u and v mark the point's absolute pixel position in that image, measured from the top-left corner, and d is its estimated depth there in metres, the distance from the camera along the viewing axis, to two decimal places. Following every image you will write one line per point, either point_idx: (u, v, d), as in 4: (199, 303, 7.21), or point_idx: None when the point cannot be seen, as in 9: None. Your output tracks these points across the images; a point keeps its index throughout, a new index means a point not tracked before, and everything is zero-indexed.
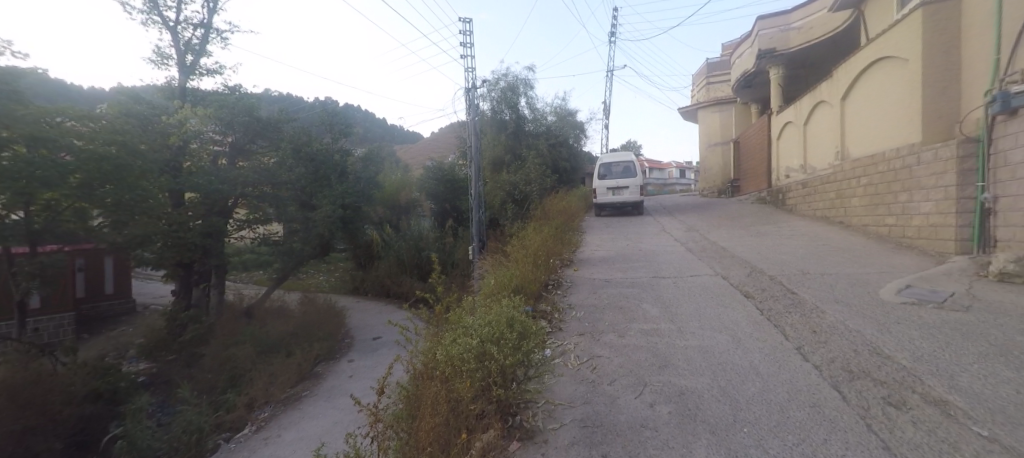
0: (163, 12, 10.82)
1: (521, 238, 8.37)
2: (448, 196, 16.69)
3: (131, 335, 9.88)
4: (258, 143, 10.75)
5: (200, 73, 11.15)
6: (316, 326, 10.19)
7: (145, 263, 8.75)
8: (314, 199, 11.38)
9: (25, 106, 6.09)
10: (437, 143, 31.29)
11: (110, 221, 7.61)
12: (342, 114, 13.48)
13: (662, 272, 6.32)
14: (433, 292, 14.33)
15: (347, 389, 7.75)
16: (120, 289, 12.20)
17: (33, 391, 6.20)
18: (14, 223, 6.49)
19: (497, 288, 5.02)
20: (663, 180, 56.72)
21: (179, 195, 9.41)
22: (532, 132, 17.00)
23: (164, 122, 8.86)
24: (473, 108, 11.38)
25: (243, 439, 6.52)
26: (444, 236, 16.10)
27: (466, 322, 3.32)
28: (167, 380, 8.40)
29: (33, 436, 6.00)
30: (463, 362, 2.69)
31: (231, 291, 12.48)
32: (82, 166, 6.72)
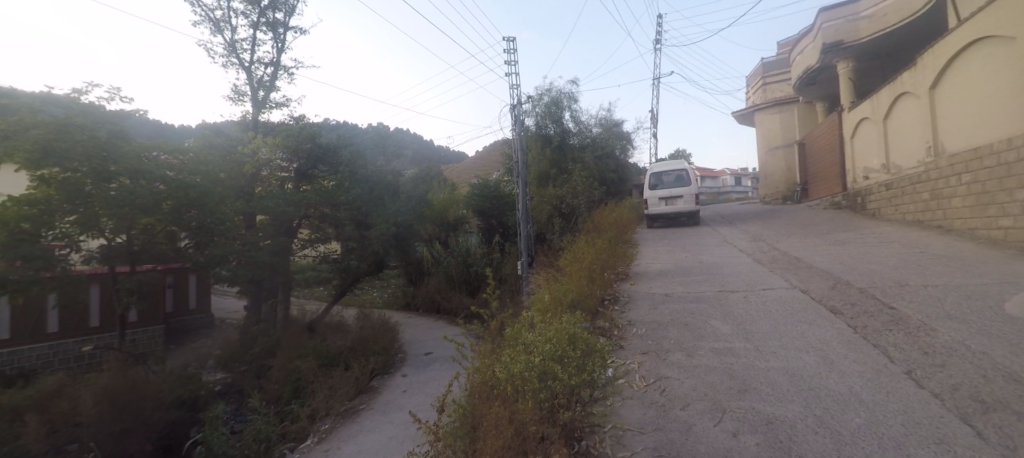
0: (240, 54, 11.84)
1: (571, 253, 8.22)
2: (494, 211, 17.11)
3: (208, 347, 10.64)
4: (319, 168, 11.14)
5: (270, 107, 12.04)
6: (372, 340, 10.42)
7: (222, 281, 8.98)
8: (370, 218, 11.50)
9: (126, 142, 7.22)
10: (481, 162, 31.76)
11: (194, 242, 8.35)
12: (394, 137, 14.00)
13: (729, 286, 5.92)
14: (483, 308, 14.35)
15: (403, 403, 7.80)
16: (202, 305, 13.22)
17: (129, 397, 6.79)
18: (118, 245, 7.57)
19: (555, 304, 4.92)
20: (717, 190, 54.19)
21: (252, 219, 10.14)
22: (577, 145, 16.81)
23: (239, 153, 9.75)
24: (519, 123, 11.39)
25: (306, 449, 6.66)
26: (491, 252, 16.21)
27: (526, 338, 3.25)
28: (240, 390, 9.02)
29: (129, 437, 6.65)
30: (525, 381, 2.61)
31: (294, 307, 13.17)
32: (172, 194, 7.53)
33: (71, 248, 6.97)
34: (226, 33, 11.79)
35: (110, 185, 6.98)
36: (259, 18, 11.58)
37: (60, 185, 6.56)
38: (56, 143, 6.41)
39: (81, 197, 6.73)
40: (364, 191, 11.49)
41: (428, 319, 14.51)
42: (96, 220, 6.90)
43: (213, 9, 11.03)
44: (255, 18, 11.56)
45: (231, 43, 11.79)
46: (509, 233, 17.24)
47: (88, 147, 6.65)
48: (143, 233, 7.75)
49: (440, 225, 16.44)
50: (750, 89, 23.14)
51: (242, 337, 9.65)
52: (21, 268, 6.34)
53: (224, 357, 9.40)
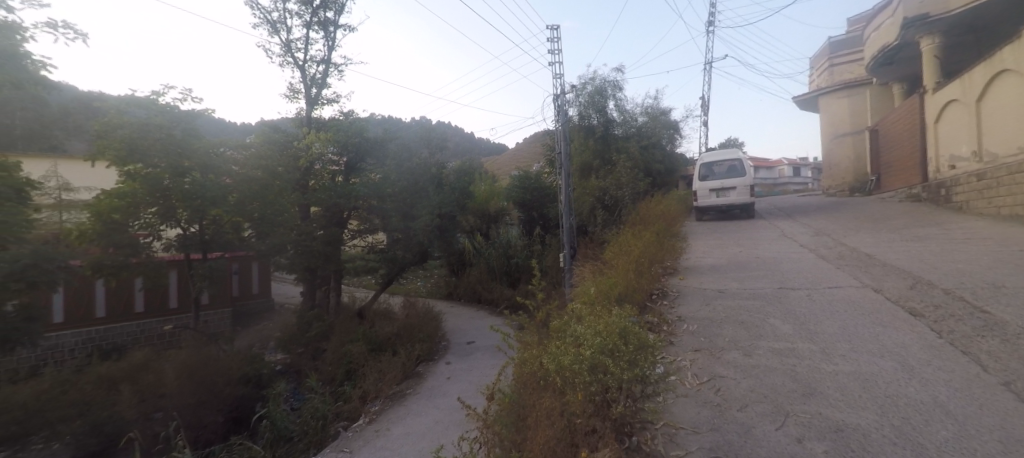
0: (294, 54, 12.43)
1: (614, 246, 8.04)
2: (534, 203, 17.09)
3: (270, 329, 11.40)
4: (367, 162, 11.53)
5: (322, 103, 12.58)
6: (417, 327, 10.67)
7: (282, 268, 9.88)
8: (415, 209, 11.77)
9: (198, 139, 7.88)
10: (522, 154, 31.67)
11: (256, 232, 8.86)
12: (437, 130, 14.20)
13: (789, 283, 5.58)
14: (525, 300, 14.33)
15: (448, 390, 7.99)
16: (263, 290, 14.11)
17: (204, 373, 7.44)
18: (192, 235, 8.21)
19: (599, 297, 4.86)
20: (773, 181, 51.09)
21: (308, 210, 10.65)
22: (621, 135, 16.25)
23: (295, 147, 10.25)
24: (562, 114, 11.23)
25: (358, 428, 6.84)
26: (532, 245, 16.20)
27: (576, 331, 3.23)
28: (298, 371, 9.69)
29: (204, 409, 7.30)
30: (574, 373, 2.62)
31: (346, 294, 13.80)
32: (238, 187, 8.27)
33: (151, 236, 7.85)
34: (282, 33, 12.39)
35: (184, 179, 7.64)
36: (311, 18, 12.10)
37: (144, 179, 7.34)
38: (140, 142, 7.26)
39: (160, 190, 7.47)
40: (409, 183, 11.76)
41: (470, 308, 14.68)
42: (174, 210, 7.69)
43: (270, 11, 11.60)
44: (308, 18, 12.08)
45: (287, 44, 12.40)
46: (550, 225, 17.16)
47: (165, 145, 7.43)
48: (213, 224, 8.32)
49: (482, 216, 16.58)
50: (815, 72, 21.57)
51: (299, 321, 10.30)
52: (114, 254, 7.37)
53: (284, 339, 10.05)
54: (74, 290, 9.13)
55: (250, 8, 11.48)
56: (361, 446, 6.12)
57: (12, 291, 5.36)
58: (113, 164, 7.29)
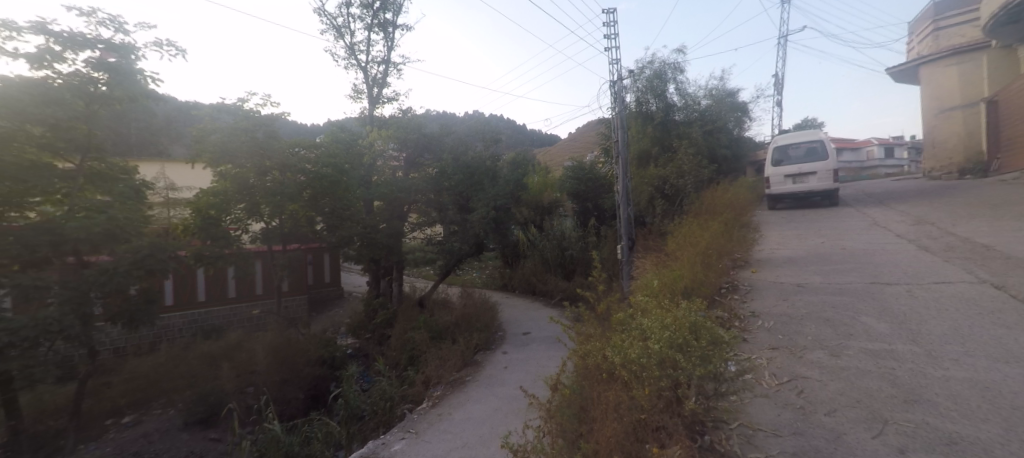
0: (358, 56, 13.04)
1: (675, 238, 7.68)
2: (589, 194, 17.04)
3: (342, 316, 12.21)
4: (426, 157, 11.90)
5: (383, 102, 13.14)
6: (473, 317, 10.81)
7: (351, 260, 10.09)
8: (470, 202, 11.64)
9: (277, 141, 8.52)
10: (575, 144, 31.24)
11: (328, 225, 9.36)
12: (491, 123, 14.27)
13: (885, 278, 5.02)
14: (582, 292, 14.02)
15: (507, 378, 8.08)
16: (334, 279, 14.90)
17: (287, 353, 8.19)
18: (273, 229, 8.97)
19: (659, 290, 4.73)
20: (861, 164, 46.07)
21: (370, 205, 11.09)
22: (682, 120, 15.27)
23: (360, 145, 10.84)
24: (619, 101, 10.86)
25: (422, 411, 7.02)
26: (587, 236, 15.91)
27: (643, 324, 3.13)
28: (366, 354, 10.40)
29: (287, 386, 7.99)
30: (642, 368, 2.57)
31: (406, 284, 14.36)
32: (311, 183, 8.80)
33: (239, 229, 8.68)
34: (347, 37, 13.04)
35: (267, 177, 8.46)
36: (372, 20, 12.61)
37: (231, 178, 8.21)
38: (229, 145, 8.06)
39: (246, 188, 8.27)
40: (466, 176, 11.78)
41: (524, 299, 14.58)
42: (258, 207, 8.45)
43: (335, 16, 12.24)
44: (369, 20, 12.60)
45: (351, 47, 13.04)
46: (606, 216, 16.84)
47: (249, 147, 8.11)
48: (291, 219, 9.04)
49: (535, 208, 16.52)
50: (917, 38, 19.11)
51: (365, 308, 11.04)
52: (212, 246, 8.23)
53: (353, 324, 10.90)
54: (180, 277, 10.32)
55: (318, 15, 12.20)
56: (426, 428, 6.34)
57: (134, 277, 6.17)
58: (208, 165, 8.24)
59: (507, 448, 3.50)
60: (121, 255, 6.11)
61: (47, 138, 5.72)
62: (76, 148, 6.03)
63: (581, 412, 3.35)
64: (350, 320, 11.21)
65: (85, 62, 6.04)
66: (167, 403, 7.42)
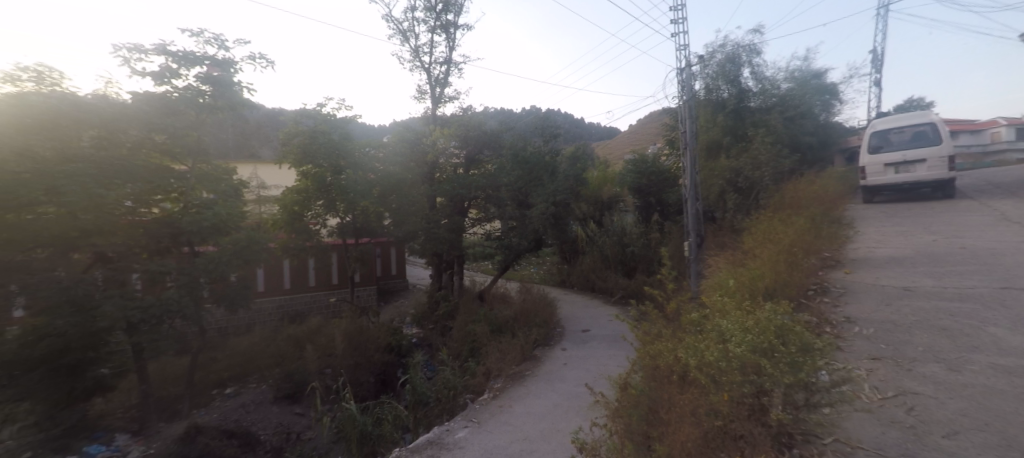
0: (421, 57, 13.46)
1: (753, 235, 7.13)
2: (653, 189, 16.01)
3: (408, 306, 12.78)
4: (485, 153, 11.90)
5: (446, 101, 13.47)
6: (532, 313, 10.72)
7: (415, 253, 10.16)
8: (530, 198, 11.35)
9: (350, 142, 9.12)
10: (638, 136, 30.13)
11: (393, 221, 9.73)
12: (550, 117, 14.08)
13: (1017, 284, 4.33)
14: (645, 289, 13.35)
15: (566, 375, 7.98)
16: (399, 271, 15.54)
17: (360, 339, 8.78)
18: (346, 223, 9.56)
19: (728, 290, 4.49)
20: (977, 150, 40.08)
21: (434, 201, 11.45)
22: (757, 108, 13.69)
23: (425, 144, 11.34)
24: (687, 88, 10.15)
25: (484, 402, 7.09)
26: (650, 232, 15.03)
27: (721, 324, 2.95)
28: (429, 344, 10.81)
29: (360, 370, 8.50)
30: (723, 373, 2.43)
31: (467, 278, 14.67)
32: (381, 182, 9.39)
33: (319, 224, 9.38)
34: (412, 40, 13.50)
35: (341, 176, 9.00)
36: (435, 22, 12.93)
37: (312, 177, 8.93)
38: (311, 147, 8.74)
39: (324, 186, 8.95)
40: (525, 172, 11.57)
41: (583, 296, 14.35)
42: (335, 204, 9.11)
43: (402, 21, 12.71)
44: (433, 22, 12.93)
45: (416, 50, 13.48)
46: (670, 211, 15.97)
47: (327, 148, 8.71)
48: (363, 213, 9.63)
49: (595, 204, 16.63)
50: None
51: (428, 300, 11.50)
52: (296, 240, 9.06)
53: (417, 315, 11.39)
54: (269, 267, 11.35)
55: (385, 21, 12.75)
56: (487, 418, 6.45)
57: (233, 266, 6.85)
58: (293, 165, 8.95)
59: (574, 444, 3.50)
60: (224, 246, 6.85)
61: (167, 143, 6.52)
62: (188, 152, 6.81)
63: (652, 415, 3.25)
64: (414, 311, 11.80)
65: (195, 77, 6.79)
66: (260, 379, 8.21)
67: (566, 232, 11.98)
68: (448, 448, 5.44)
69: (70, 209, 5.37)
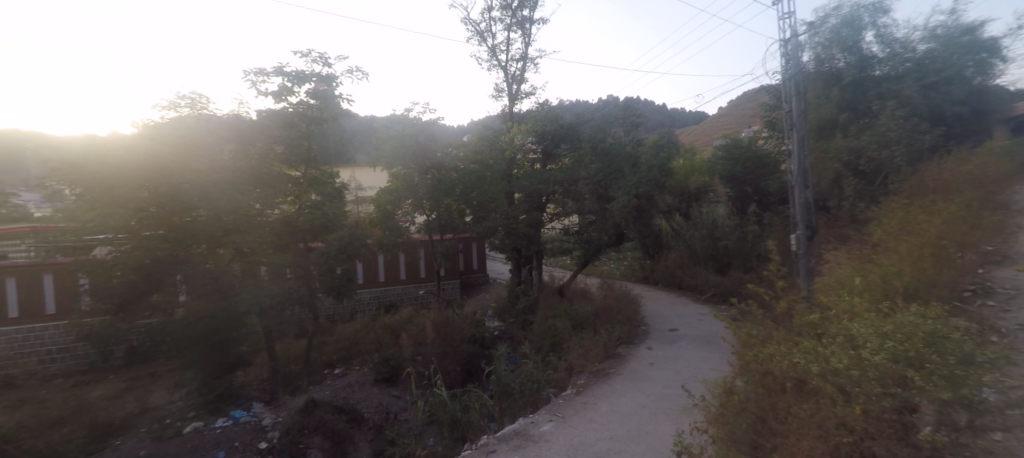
0: (498, 56, 13.64)
1: (880, 227, 6.15)
2: (749, 178, 14.53)
3: (490, 300, 13.10)
4: (562, 147, 11.83)
5: (522, 97, 13.50)
6: (615, 309, 10.38)
7: (495, 249, 10.45)
8: (611, 191, 10.90)
9: (434, 143, 9.66)
10: (729, 120, 27.87)
11: (474, 217, 10.09)
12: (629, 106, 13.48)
13: None
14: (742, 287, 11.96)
15: (653, 375, 7.61)
16: (481, 266, 15.97)
17: (447, 330, 9.14)
18: (433, 221, 10.01)
19: (846, 290, 3.92)
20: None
21: (512, 197, 11.53)
22: (883, 77, 10.91)
23: (503, 142, 11.59)
24: (793, 60, 8.85)
25: (568, 397, 7.00)
26: (745, 225, 13.68)
27: (851, 328, 2.58)
28: (511, 337, 10.99)
29: (448, 359, 8.88)
30: (860, 385, 2.16)
31: (546, 273, 14.64)
32: (461, 179, 9.61)
33: (409, 221, 9.95)
34: (489, 40, 13.73)
35: (427, 175, 9.47)
36: (510, 19, 13.00)
37: (400, 177, 9.48)
38: (400, 150, 9.36)
39: (410, 186, 9.43)
40: (604, 164, 11.20)
41: (669, 293, 13.65)
42: (422, 202, 9.59)
43: (478, 22, 12.97)
44: (509, 20, 13.01)
45: (493, 49, 13.68)
46: (769, 201, 14.47)
47: (414, 149, 9.32)
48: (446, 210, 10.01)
49: (681, 195, 15.78)
50: None
51: (508, 294, 11.52)
52: (384, 237, 9.46)
53: (498, 308, 11.47)
54: (365, 262, 12.29)
55: (464, 24, 13.10)
56: (571, 414, 6.36)
57: (337, 260, 7.49)
58: (384, 168, 9.58)
59: (675, 447, 3.34)
60: (331, 243, 7.54)
61: (284, 153, 7.32)
62: (301, 159, 7.48)
63: (760, 424, 2.96)
64: (495, 304, 11.93)
65: (306, 93, 7.50)
66: (362, 362, 8.95)
67: (650, 225, 11.54)
68: (534, 440, 5.48)
69: (218, 210, 6.42)
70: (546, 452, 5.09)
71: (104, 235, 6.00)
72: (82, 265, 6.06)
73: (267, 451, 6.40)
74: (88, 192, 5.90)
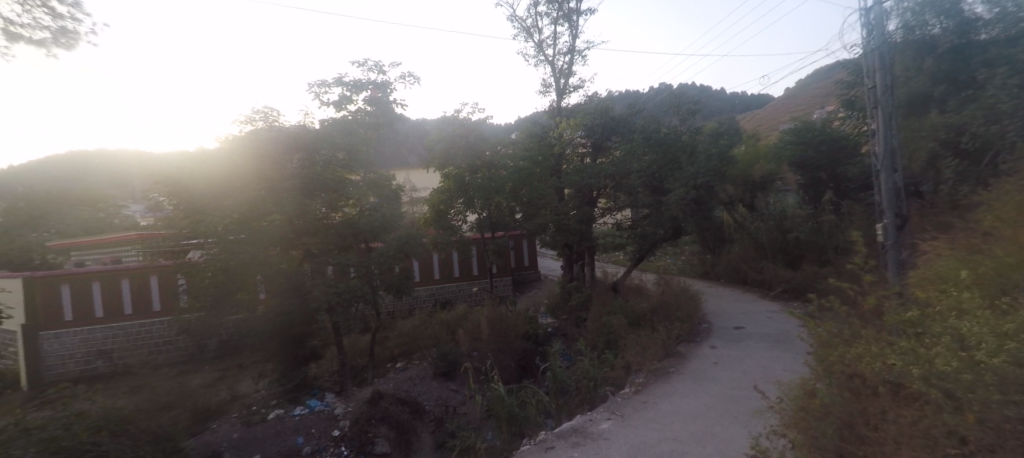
0: (544, 51, 13.54)
1: (987, 213, 5.41)
2: (822, 163, 13.45)
3: (543, 296, 13.08)
4: (613, 139, 11.57)
5: (570, 91, 13.32)
6: (674, 306, 9.98)
7: (546, 245, 10.39)
8: (666, 182, 10.58)
9: (484, 142, 9.86)
10: (796, 102, 25.92)
11: (524, 214, 10.14)
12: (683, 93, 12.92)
13: None
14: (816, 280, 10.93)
15: (718, 375, 7.25)
16: (532, 262, 15.97)
17: (502, 326, 9.24)
18: (484, 218, 10.16)
19: (948, 285, 3.46)
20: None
21: (562, 193, 11.39)
22: (997, 38, 9.33)
23: (552, 137, 11.50)
24: (876, 28, 7.96)
25: (626, 396, 6.82)
26: (820, 214, 12.53)
27: (958, 328, 2.29)
28: (565, 334, 10.91)
29: (503, 355, 8.99)
30: (973, 394, 1.93)
31: (600, 269, 14.35)
32: (511, 176, 9.66)
33: (461, 220, 10.14)
34: (535, 35, 13.66)
35: (478, 174, 9.61)
36: (556, 12, 12.84)
37: (452, 177, 9.70)
38: (453, 150, 9.64)
39: (462, 185, 9.64)
40: (659, 155, 10.93)
41: (733, 289, 12.94)
42: (472, 200, 9.69)
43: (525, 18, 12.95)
44: (555, 14, 12.87)
45: (539, 45, 13.60)
46: (847, 188, 13.22)
47: (464, 148, 9.54)
48: (496, 208, 10.10)
49: (744, 185, 14.81)
50: None
51: (561, 291, 11.46)
52: (440, 235, 9.85)
53: (551, 305, 11.40)
54: (421, 260, 12.69)
55: (510, 21, 13.13)
56: (631, 413, 6.20)
57: (395, 258, 7.78)
58: (436, 169, 9.86)
59: (754, 452, 3.17)
60: (389, 242, 7.84)
61: (345, 160, 7.56)
62: (361, 164, 7.78)
63: (848, 431, 2.70)
64: (547, 301, 11.90)
65: (363, 100, 7.90)
66: (421, 357, 9.26)
67: (709, 217, 11.01)
68: (593, 438, 5.40)
69: (290, 215, 6.99)
70: (606, 450, 5.01)
71: (194, 239, 6.65)
72: (179, 266, 6.74)
73: (340, 439, 6.80)
74: (178, 201, 6.58)
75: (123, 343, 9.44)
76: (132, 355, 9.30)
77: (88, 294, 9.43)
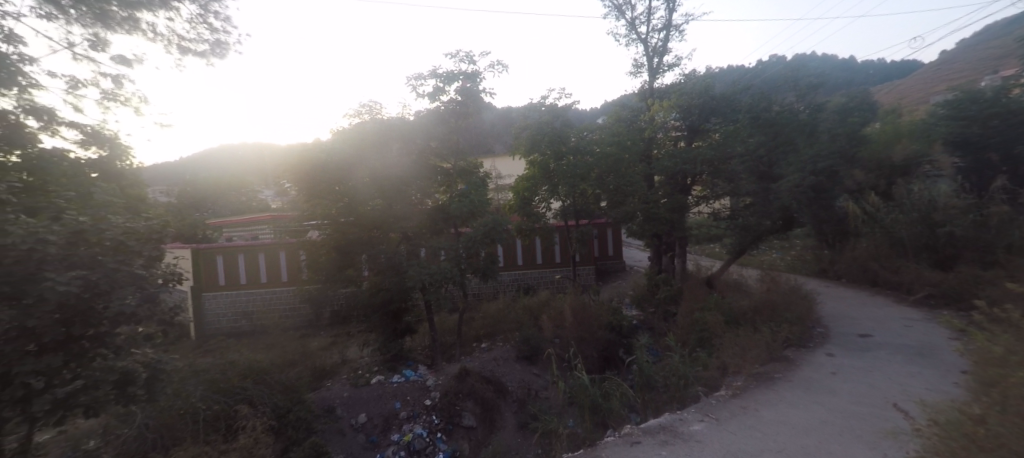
0: (637, 29, 12.78)
1: None
2: (983, 144, 11.04)
3: (628, 287, 12.61)
4: (711, 121, 10.59)
5: (664, 71, 12.45)
6: (782, 306, 8.99)
7: (634, 234, 9.93)
8: (777, 168, 9.52)
9: (570, 128, 9.69)
10: (950, 70, 21.63)
11: (609, 202, 9.79)
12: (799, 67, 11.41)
13: None
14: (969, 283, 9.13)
15: (835, 387, 6.41)
16: (616, 252, 15.46)
17: (585, 316, 9.10)
18: (568, 205, 10.00)
19: None
20: None
21: (653, 180, 10.75)
22: None
23: (642, 120, 10.87)
24: None
25: (722, 398, 6.33)
26: (983, 205, 10.35)
27: None
28: (652, 328, 10.43)
29: (586, 344, 8.86)
30: None
31: (692, 262, 13.42)
32: (597, 162, 9.39)
33: (546, 207, 10.09)
34: (628, 13, 12.94)
35: (565, 160, 9.44)
36: None
37: (536, 164, 9.65)
38: (537, 136, 9.55)
39: (546, 172, 9.57)
40: (769, 136, 9.92)
41: (859, 291, 11.31)
42: (556, 187, 9.56)
43: None
44: None
45: (632, 22, 12.87)
46: None
47: (550, 134, 9.45)
48: (581, 196, 9.89)
49: (878, 168, 13.13)
50: None
51: (648, 283, 10.93)
52: (525, 222, 9.88)
53: (637, 297, 10.93)
54: (506, 246, 12.93)
55: None
56: (727, 417, 5.74)
57: (482, 243, 7.98)
58: (522, 156, 9.90)
59: None
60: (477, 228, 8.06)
61: (438, 147, 8.01)
62: (453, 153, 8.13)
63: None
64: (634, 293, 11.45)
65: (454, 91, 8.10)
66: (504, 340, 9.48)
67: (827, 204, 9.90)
68: (684, 439, 5.10)
69: (390, 200, 7.54)
70: (699, 453, 4.70)
71: (315, 219, 7.46)
72: (302, 243, 7.66)
73: (432, 408, 7.26)
74: (302, 187, 7.39)
75: (261, 307, 11.02)
76: (267, 318, 10.84)
77: (235, 263, 11.13)
